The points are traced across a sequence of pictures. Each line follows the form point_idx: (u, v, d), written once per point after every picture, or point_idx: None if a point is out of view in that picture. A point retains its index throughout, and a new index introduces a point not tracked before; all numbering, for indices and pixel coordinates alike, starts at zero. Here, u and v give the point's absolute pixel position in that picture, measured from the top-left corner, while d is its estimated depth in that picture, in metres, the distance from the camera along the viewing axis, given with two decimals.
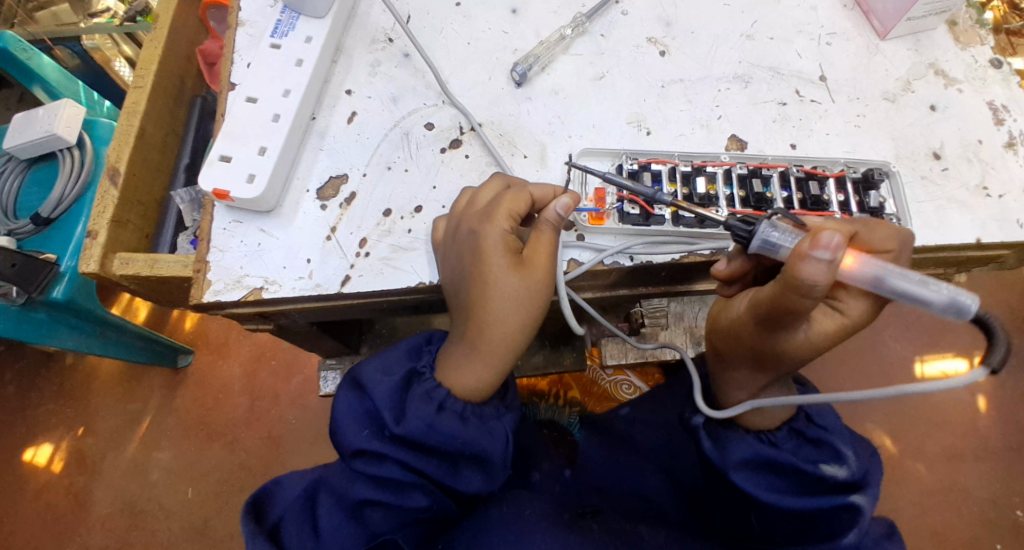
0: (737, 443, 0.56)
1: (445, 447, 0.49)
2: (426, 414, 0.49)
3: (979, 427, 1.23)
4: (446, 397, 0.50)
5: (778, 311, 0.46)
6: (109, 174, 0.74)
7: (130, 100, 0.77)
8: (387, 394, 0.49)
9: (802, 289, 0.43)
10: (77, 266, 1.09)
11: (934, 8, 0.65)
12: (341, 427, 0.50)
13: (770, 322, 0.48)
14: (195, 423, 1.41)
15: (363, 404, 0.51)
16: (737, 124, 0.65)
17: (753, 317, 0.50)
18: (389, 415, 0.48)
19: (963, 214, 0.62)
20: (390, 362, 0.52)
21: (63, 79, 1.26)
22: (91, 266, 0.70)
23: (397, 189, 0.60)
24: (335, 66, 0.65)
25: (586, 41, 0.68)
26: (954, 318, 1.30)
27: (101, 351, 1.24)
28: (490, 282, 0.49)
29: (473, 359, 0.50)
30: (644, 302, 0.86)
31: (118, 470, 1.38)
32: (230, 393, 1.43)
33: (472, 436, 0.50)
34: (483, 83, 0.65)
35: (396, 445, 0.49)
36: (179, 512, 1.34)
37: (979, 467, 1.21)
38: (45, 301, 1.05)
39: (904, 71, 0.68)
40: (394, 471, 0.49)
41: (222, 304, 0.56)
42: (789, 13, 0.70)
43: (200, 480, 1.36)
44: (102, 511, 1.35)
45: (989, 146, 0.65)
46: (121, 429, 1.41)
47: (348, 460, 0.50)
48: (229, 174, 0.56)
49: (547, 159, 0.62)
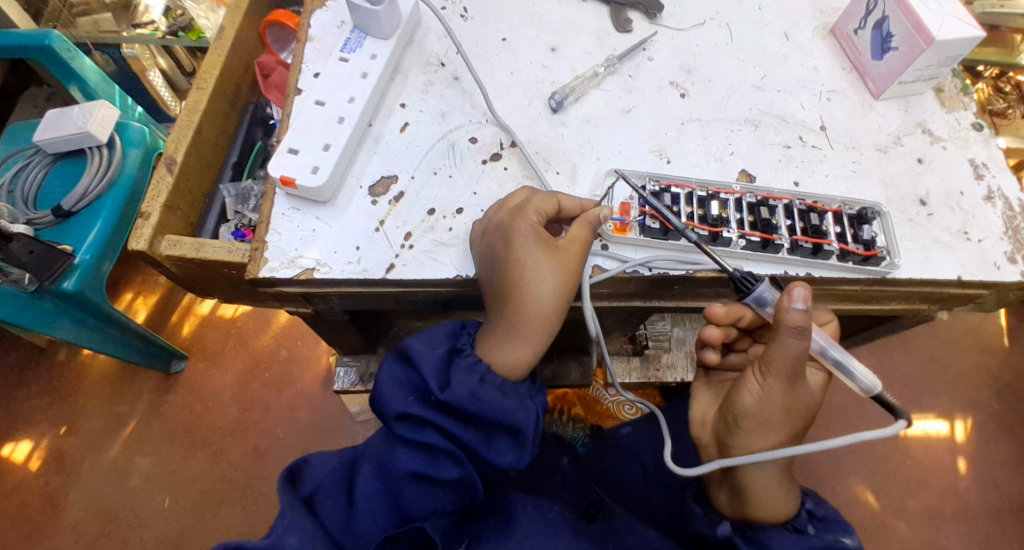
0: (775, 540, 0.57)
1: (484, 414, 0.55)
2: (469, 383, 0.55)
3: (959, 489, 1.31)
4: (487, 370, 0.56)
5: (792, 365, 0.53)
6: (166, 163, 0.79)
7: (191, 99, 0.84)
8: (434, 364, 0.55)
9: (805, 330, 0.51)
10: (91, 260, 1.14)
11: (923, 74, 0.73)
12: (385, 396, 0.56)
13: (787, 383, 0.54)
14: (181, 430, 1.42)
15: (408, 375, 0.57)
16: (747, 161, 0.72)
17: (776, 387, 0.55)
18: (435, 383, 0.54)
19: (946, 254, 0.69)
20: (434, 338, 0.58)
21: (102, 81, 1.33)
22: (141, 244, 0.73)
23: (441, 192, 0.66)
24: (391, 82, 0.72)
25: (616, 79, 0.76)
26: (929, 381, 1.42)
27: (100, 346, 1.25)
28: (527, 268, 0.55)
29: (512, 339, 0.56)
30: (650, 326, 0.95)
31: (98, 472, 1.38)
32: (220, 401, 1.45)
33: (509, 406, 0.56)
34: (524, 107, 0.72)
35: (438, 411, 0.55)
36: (154, 521, 1.33)
37: (960, 529, 1.27)
38: (55, 290, 1.09)
39: (894, 127, 0.76)
40: (433, 437, 0.55)
41: (275, 281, 0.61)
42: (794, 72, 0.79)
43: (181, 488, 1.36)
44: (78, 512, 1.34)
45: (970, 198, 0.72)
46: (106, 430, 1.42)
47: (390, 425, 0.56)
48: (295, 164, 0.63)
49: (577, 177, 0.69)
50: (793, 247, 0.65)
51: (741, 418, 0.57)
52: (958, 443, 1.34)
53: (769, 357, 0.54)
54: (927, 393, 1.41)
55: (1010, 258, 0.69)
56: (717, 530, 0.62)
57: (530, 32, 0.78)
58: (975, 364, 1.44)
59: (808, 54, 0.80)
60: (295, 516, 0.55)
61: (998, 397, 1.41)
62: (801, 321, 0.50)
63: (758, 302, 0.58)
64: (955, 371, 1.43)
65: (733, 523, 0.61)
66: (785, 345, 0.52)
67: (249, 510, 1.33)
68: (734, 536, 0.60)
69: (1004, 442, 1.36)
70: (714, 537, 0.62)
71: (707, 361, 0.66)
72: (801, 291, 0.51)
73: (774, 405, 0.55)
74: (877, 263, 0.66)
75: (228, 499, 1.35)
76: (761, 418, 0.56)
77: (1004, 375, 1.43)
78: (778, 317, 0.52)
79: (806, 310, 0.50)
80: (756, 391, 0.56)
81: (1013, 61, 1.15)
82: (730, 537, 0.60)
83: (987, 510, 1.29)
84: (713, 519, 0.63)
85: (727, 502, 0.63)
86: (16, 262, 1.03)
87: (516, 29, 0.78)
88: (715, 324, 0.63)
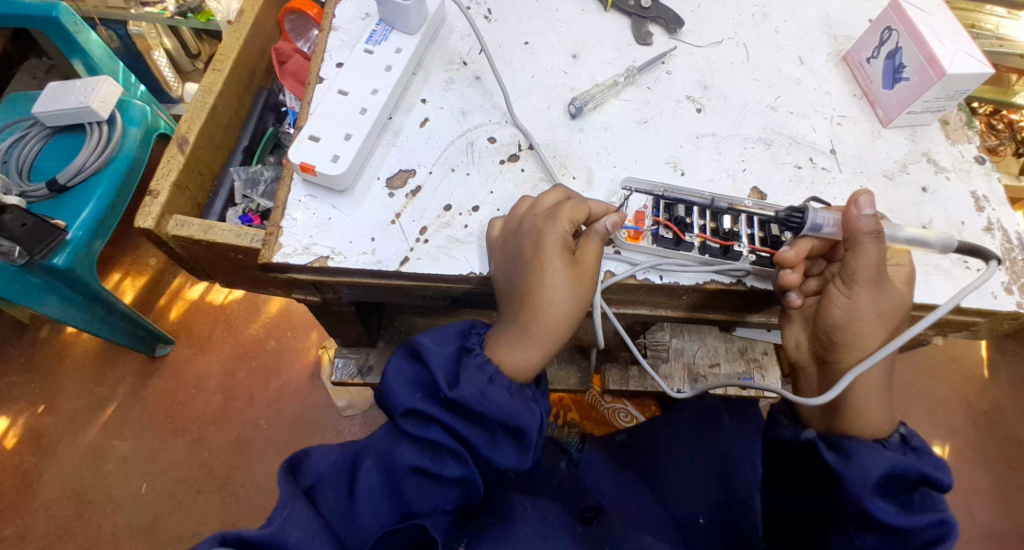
0: (859, 451, 0.60)
1: (491, 414, 0.55)
2: (478, 383, 0.55)
3: None
4: (496, 371, 0.56)
5: (873, 270, 0.59)
6: (178, 142, 0.78)
7: (207, 79, 0.83)
8: (444, 361, 0.56)
9: (878, 233, 0.58)
10: (84, 236, 1.12)
11: (931, 106, 0.75)
12: (392, 390, 0.56)
13: (873, 286, 0.59)
14: (163, 416, 1.40)
15: (416, 371, 0.57)
16: (759, 178, 0.73)
17: (863, 294, 0.60)
18: (444, 380, 0.54)
19: (946, 281, 0.70)
20: (444, 336, 0.58)
21: (106, 57, 1.31)
22: (149, 222, 0.72)
23: (458, 189, 0.66)
24: (413, 77, 0.73)
25: (634, 90, 0.77)
26: (914, 407, 1.44)
27: (87, 325, 1.23)
28: (546, 273, 0.56)
29: (522, 341, 0.56)
30: (649, 335, 0.96)
31: (75, 454, 1.35)
32: (204, 388, 1.44)
33: (515, 408, 0.55)
34: (543, 111, 0.73)
35: (444, 409, 0.55)
36: (130, 507, 1.31)
37: None
38: (45, 265, 1.08)
39: (900, 155, 0.77)
40: (438, 434, 0.55)
41: (288, 267, 0.61)
42: (806, 95, 0.80)
43: (160, 474, 1.34)
44: (51, 494, 1.31)
45: (970, 229, 0.74)
46: (86, 412, 1.40)
47: (397, 420, 0.56)
48: (316, 152, 0.63)
49: (593, 183, 0.70)
50: None
51: (835, 332, 0.62)
52: None
53: (853, 265, 0.59)
54: (909, 418, 1.43)
55: (1007, 288, 0.71)
56: (801, 434, 0.64)
57: (552, 38, 0.79)
58: (959, 392, 1.47)
59: (821, 78, 0.82)
60: (295, 506, 0.54)
61: (976, 426, 1.43)
62: (871, 224, 0.57)
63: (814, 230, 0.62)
64: (935, 398, 1.46)
65: (819, 433, 0.63)
66: (866, 248, 0.58)
67: (228, 500, 1.32)
68: (819, 441, 0.62)
69: (979, 470, 1.39)
70: (797, 441, 0.64)
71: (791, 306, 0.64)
72: (864, 198, 0.58)
73: (864, 311, 0.60)
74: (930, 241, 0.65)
75: (207, 488, 1.33)
76: (853, 327, 0.61)
77: (983, 405, 1.46)
78: (851, 227, 0.59)
79: (874, 213, 0.57)
80: (845, 303, 0.61)
81: (1008, 100, 1.18)
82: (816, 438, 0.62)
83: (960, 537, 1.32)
84: (798, 428, 0.65)
85: (817, 416, 0.65)
86: (7, 233, 0.99)
87: (538, 34, 0.79)
88: (789, 268, 0.61)
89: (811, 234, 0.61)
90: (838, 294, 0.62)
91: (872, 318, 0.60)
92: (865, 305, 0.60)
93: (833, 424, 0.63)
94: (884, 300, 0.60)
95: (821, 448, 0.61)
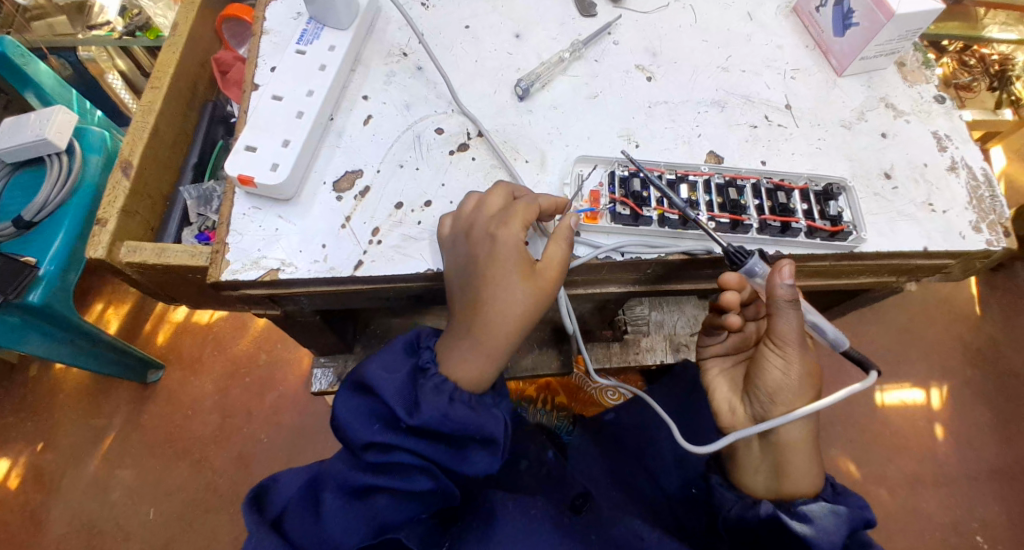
0: (815, 516, 0.60)
1: (457, 432, 0.54)
2: (438, 405, 0.54)
3: (937, 454, 1.35)
4: (455, 389, 0.55)
5: (795, 334, 0.60)
6: (122, 167, 0.76)
7: (145, 99, 0.81)
8: (398, 390, 0.54)
9: (796, 301, 0.59)
10: (56, 271, 1.10)
11: (884, 49, 0.73)
12: (348, 427, 0.55)
13: (800, 346, 0.60)
14: (162, 440, 1.39)
15: (370, 404, 0.56)
16: (715, 141, 0.71)
17: (795, 355, 0.60)
18: (402, 410, 0.53)
19: (913, 225, 0.69)
20: (392, 361, 0.57)
21: (58, 86, 1.28)
22: (100, 252, 0.71)
23: (408, 185, 0.65)
24: (352, 74, 0.71)
25: (582, 64, 0.75)
26: (905, 351, 1.45)
27: (73, 359, 1.23)
28: (496, 282, 0.55)
29: (476, 354, 0.56)
30: (629, 310, 0.96)
31: (79, 488, 1.34)
32: (201, 409, 1.42)
33: (480, 422, 0.55)
34: (489, 95, 0.71)
35: (408, 434, 0.54)
36: (140, 533, 1.30)
37: (939, 493, 1.31)
38: (22, 305, 1.06)
39: (857, 103, 0.76)
40: (405, 458, 0.54)
41: (238, 284, 0.60)
42: (758, 51, 0.78)
43: (167, 498, 1.33)
44: (59, 530, 1.31)
45: (934, 169, 0.73)
46: (84, 445, 1.39)
47: (359, 454, 0.55)
48: (253, 163, 0.61)
49: (547, 164, 0.68)
50: (762, 227, 0.65)
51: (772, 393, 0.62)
52: (933, 410, 1.37)
53: (777, 329, 0.60)
54: (901, 362, 1.44)
55: (974, 227, 0.70)
56: (759, 510, 0.61)
57: (494, 19, 0.77)
58: (951, 332, 1.47)
59: (772, 33, 0.80)
60: (262, 536, 0.55)
61: (973, 364, 1.44)
62: (790, 293, 0.58)
63: (749, 275, 0.61)
64: (928, 340, 1.47)
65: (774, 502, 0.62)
66: (789, 313, 0.59)
67: (236, 517, 1.31)
68: (780, 511, 0.60)
69: (979, 406, 1.39)
70: (756, 518, 0.62)
71: (728, 325, 0.64)
72: (788, 268, 0.58)
73: (796, 373, 0.61)
74: (843, 238, 0.66)
75: (214, 507, 1.33)
76: (787, 391, 0.61)
77: (977, 342, 1.46)
78: (772, 293, 0.59)
79: (793, 285, 0.58)
80: (781, 363, 0.61)
81: (976, 34, 1.17)
82: (776, 511, 0.60)
83: (963, 473, 1.33)
84: (748, 501, 0.64)
85: (763, 483, 0.64)
86: None
87: (478, 16, 0.77)
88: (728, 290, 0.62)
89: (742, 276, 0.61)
90: (769, 356, 0.62)
91: (804, 379, 0.61)
92: (795, 366, 0.60)
93: (784, 489, 0.62)
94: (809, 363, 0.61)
95: (788, 519, 0.59)
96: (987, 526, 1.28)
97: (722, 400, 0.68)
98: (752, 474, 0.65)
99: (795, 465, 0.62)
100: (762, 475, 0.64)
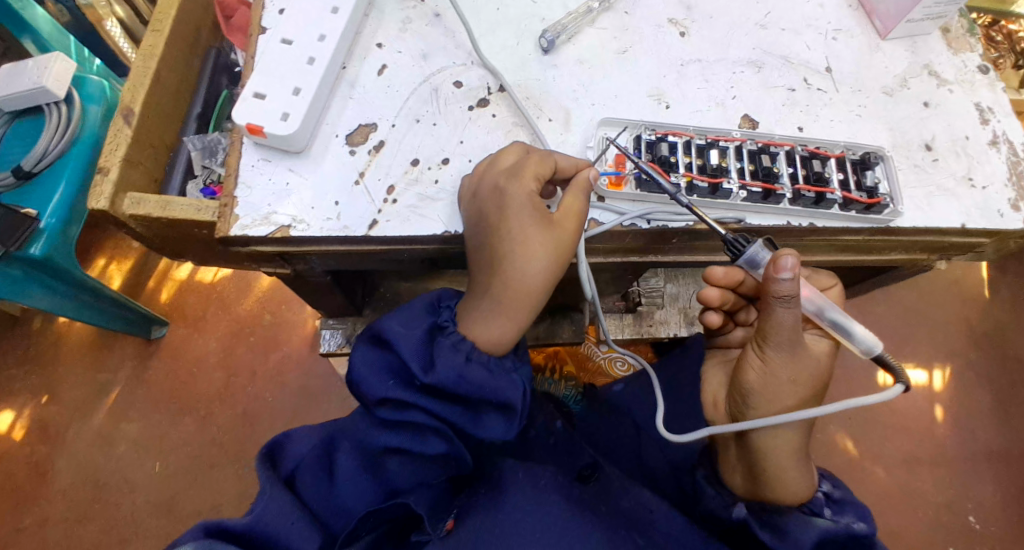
0: (792, 526, 0.60)
1: (472, 394, 0.52)
2: (455, 365, 0.52)
3: (938, 435, 1.34)
4: (472, 349, 0.53)
5: (789, 332, 0.56)
6: (123, 114, 0.73)
7: (146, 42, 0.76)
8: (415, 346, 0.52)
9: (793, 296, 0.54)
10: (58, 224, 1.06)
11: (932, 12, 0.69)
12: (362, 380, 0.53)
13: (789, 348, 0.57)
14: (166, 396, 1.39)
15: (386, 358, 0.54)
16: (749, 105, 0.68)
17: (775, 360, 0.58)
18: (418, 366, 0.51)
19: (951, 200, 0.66)
20: (411, 316, 0.55)
21: (56, 32, 1.22)
22: (103, 202, 0.67)
23: (426, 140, 0.62)
24: (366, 19, 0.67)
25: (611, 17, 0.71)
26: (913, 331, 1.44)
27: (77, 314, 1.22)
28: (515, 240, 0.52)
29: (494, 313, 0.54)
30: (642, 283, 0.93)
31: (84, 441, 1.35)
32: (204, 367, 1.42)
33: (497, 385, 0.53)
34: (512, 47, 0.67)
35: (423, 393, 0.52)
36: (145, 487, 1.31)
37: (935, 473, 1.32)
38: (22, 256, 1.03)
39: (900, 69, 0.71)
40: (419, 417, 0.52)
41: (248, 239, 0.58)
42: (798, 9, 0.74)
43: (171, 454, 1.34)
44: (66, 481, 1.32)
45: (975, 142, 0.69)
46: (88, 399, 1.39)
47: (373, 409, 0.53)
48: (262, 111, 0.58)
49: (571, 123, 0.64)
50: (794, 198, 0.62)
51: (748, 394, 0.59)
52: (936, 391, 1.36)
53: (766, 328, 0.57)
54: (908, 342, 1.43)
55: (1013, 205, 0.67)
56: (733, 512, 0.64)
57: None
58: (961, 313, 1.45)
59: None
60: (275, 493, 0.52)
61: (978, 346, 1.42)
62: (789, 289, 0.53)
63: (750, 264, 0.57)
64: (938, 321, 1.45)
65: (748, 506, 0.63)
66: (779, 313, 0.55)
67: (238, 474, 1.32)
68: (751, 519, 0.62)
69: (983, 389, 1.38)
70: (731, 519, 0.64)
71: (708, 323, 0.68)
72: (788, 259, 0.53)
73: (780, 377, 0.58)
74: (879, 211, 0.63)
75: (219, 462, 1.33)
76: (769, 393, 0.58)
77: (985, 325, 1.44)
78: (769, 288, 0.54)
79: (795, 279, 0.53)
80: (759, 366, 0.59)
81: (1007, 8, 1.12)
82: (747, 518, 0.62)
83: (962, 454, 1.33)
84: (728, 500, 0.65)
85: (742, 484, 0.64)
86: None
87: None
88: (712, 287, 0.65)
89: (744, 265, 0.57)
90: (750, 358, 0.60)
91: (786, 385, 0.58)
92: (779, 369, 0.58)
93: (760, 493, 0.62)
94: (800, 365, 0.58)
95: (755, 527, 0.61)
96: (981, 506, 1.29)
97: (714, 390, 0.69)
98: (732, 473, 0.65)
99: (774, 474, 0.60)
100: (739, 476, 0.64)
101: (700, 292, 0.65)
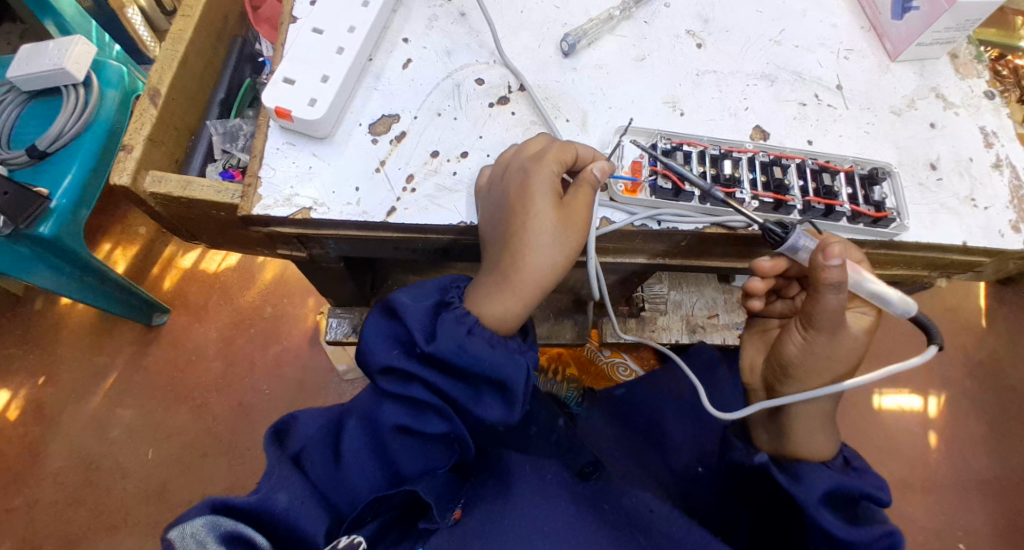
0: (807, 471, 0.58)
1: (472, 367, 0.53)
2: (456, 335, 0.53)
3: (929, 461, 1.35)
4: (475, 323, 0.54)
5: (834, 316, 0.55)
6: (149, 94, 0.74)
7: (175, 26, 0.77)
8: (420, 317, 0.55)
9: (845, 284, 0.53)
10: (69, 205, 1.07)
11: (941, 37, 0.71)
12: (368, 348, 0.56)
13: (832, 331, 0.56)
14: (164, 383, 1.40)
15: (393, 327, 0.56)
16: (762, 116, 0.70)
17: (820, 341, 0.57)
18: (421, 335, 0.54)
19: (954, 219, 0.68)
20: (421, 292, 0.57)
21: (79, 15, 1.24)
22: (124, 178, 0.68)
23: (446, 134, 0.63)
24: (394, 14, 0.69)
25: (630, 25, 0.73)
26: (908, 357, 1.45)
27: (79, 295, 1.21)
28: (519, 214, 0.54)
29: (505, 296, 0.55)
30: (647, 288, 0.94)
31: (79, 423, 1.35)
32: (204, 355, 1.43)
33: (497, 360, 0.54)
34: (534, 49, 0.69)
35: (424, 363, 0.54)
36: (137, 472, 1.32)
37: (925, 499, 1.32)
38: (31, 235, 1.04)
39: (908, 90, 0.73)
40: (419, 392, 0.54)
41: (269, 219, 0.59)
42: (811, 27, 0.76)
43: (166, 441, 1.34)
44: (58, 463, 1.32)
45: (978, 164, 0.71)
46: (85, 383, 1.39)
47: (375, 377, 0.56)
48: (291, 95, 0.60)
49: (588, 125, 0.66)
50: (805, 209, 0.63)
51: (787, 366, 0.60)
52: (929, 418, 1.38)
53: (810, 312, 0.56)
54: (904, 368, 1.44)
55: (1013, 226, 0.68)
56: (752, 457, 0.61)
57: None
58: (957, 341, 1.46)
59: (826, 9, 0.77)
60: (283, 472, 0.53)
61: (972, 375, 1.43)
62: (838, 276, 0.52)
63: (790, 250, 0.56)
64: None
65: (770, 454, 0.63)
66: (827, 300, 0.54)
67: (232, 465, 1.32)
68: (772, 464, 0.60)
69: (975, 417, 1.39)
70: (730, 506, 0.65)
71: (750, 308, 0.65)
72: (835, 247, 0.53)
73: (818, 355, 0.57)
74: (886, 225, 0.65)
75: (213, 453, 1.34)
76: (805, 367, 0.58)
77: (980, 354, 1.45)
78: (816, 273, 0.53)
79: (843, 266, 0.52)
80: (800, 341, 0.59)
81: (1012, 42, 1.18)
82: (767, 464, 0.60)
83: (952, 481, 1.34)
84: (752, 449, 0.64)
85: (766, 438, 0.64)
86: None
87: None
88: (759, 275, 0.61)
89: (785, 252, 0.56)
90: (794, 331, 0.59)
91: (824, 365, 0.57)
92: (819, 347, 0.57)
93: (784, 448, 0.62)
94: (841, 346, 0.57)
95: (773, 471, 0.59)
96: (970, 535, 1.29)
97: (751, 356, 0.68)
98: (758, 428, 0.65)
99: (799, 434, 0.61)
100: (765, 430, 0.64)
101: (746, 281, 0.62)
